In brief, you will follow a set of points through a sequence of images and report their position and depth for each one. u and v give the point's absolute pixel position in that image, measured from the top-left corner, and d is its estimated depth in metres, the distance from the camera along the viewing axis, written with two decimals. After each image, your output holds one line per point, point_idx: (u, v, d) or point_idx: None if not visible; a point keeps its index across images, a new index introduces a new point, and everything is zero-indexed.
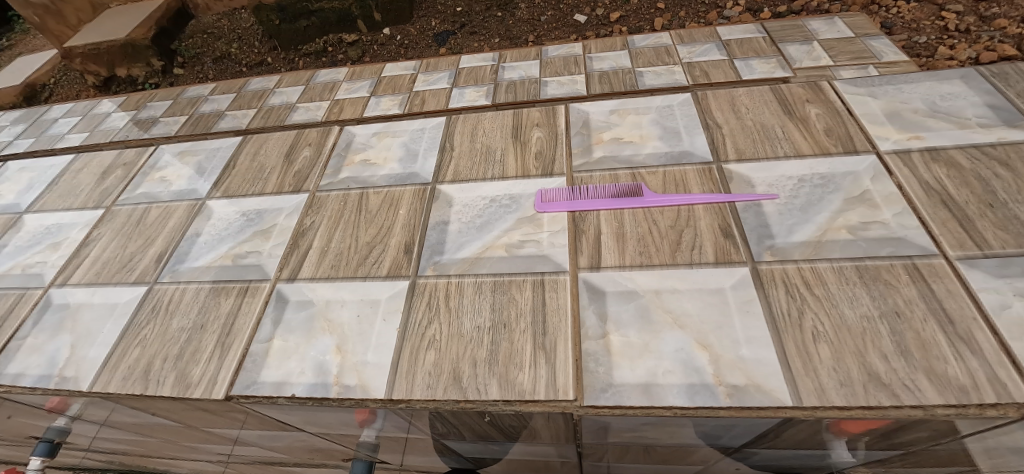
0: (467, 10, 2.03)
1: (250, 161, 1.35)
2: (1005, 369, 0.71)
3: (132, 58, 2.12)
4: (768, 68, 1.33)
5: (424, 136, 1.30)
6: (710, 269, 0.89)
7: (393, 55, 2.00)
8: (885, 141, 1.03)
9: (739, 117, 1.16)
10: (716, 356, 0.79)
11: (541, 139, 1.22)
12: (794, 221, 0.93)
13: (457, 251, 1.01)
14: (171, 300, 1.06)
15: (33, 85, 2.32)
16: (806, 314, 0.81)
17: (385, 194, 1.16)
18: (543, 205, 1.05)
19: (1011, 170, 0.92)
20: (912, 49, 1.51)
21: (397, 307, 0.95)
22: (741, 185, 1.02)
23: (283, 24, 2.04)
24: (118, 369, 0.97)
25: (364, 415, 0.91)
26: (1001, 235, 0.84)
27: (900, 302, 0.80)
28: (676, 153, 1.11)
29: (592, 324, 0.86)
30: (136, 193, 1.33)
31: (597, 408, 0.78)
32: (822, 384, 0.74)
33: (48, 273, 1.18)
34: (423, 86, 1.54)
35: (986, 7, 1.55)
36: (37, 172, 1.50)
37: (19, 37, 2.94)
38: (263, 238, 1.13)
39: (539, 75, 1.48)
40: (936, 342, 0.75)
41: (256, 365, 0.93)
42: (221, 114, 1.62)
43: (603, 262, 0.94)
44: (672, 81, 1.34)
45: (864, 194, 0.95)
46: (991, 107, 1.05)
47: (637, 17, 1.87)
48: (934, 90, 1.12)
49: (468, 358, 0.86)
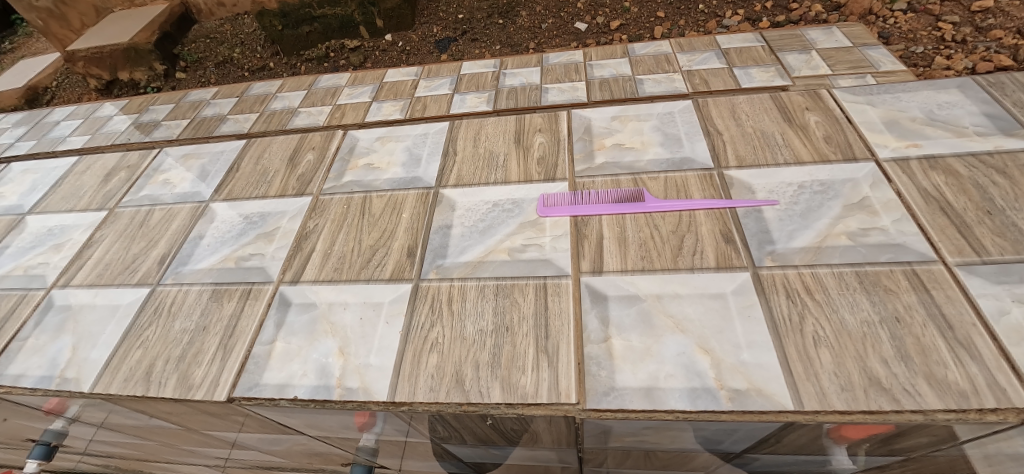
0: (468, 18, 2.04)
1: (253, 165, 1.35)
2: (1005, 375, 0.71)
3: (134, 62, 2.13)
4: (768, 76, 1.35)
5: (426, 141, 1.31)
6: (711, 274, 0.90)
7: (393, 61, 2.02)
8: (883, 149, 1.04)
9: (740, 124, 1.17)
10: (716, 360, 0.80)
11: (543, 145, 1.23)
12: (794, 227, 0.94)
13: (460, 255, 1.02)
14: (173, 302, 1.06)
15: (35, 88, 2.33)
16: (807, 319, 0.82)
17: (387, 198, 1.17)
18: (546, 210, 1.06)
19: (1009, 178, 0.94)
20: (910, 59, 1.53)
21: (400, 310, 0.95)
22: (741, 191, 1.03)
23: (286, 30, 2.08)
24: (118, 372, 0.97)
25: (363, 418, 0.91)
26: (999, 242, 0.85)
27: (900, 307, 0.81)
28: (677, 160, 1.11)
29: (594, 327, 0.87)
30: (139, 195, 1.34)
31: (598, 411, 0.78)
32: (823, 388, 0.75)
33: (50, 274, 1.18)
34: (424, 93, 1.55)
35: (981, 18, 1.57)
36: (41, 173, 1.51)
37: (22, 41, 2.95)
38: (266, 241, 1.13)
39: (540, 82, 1.50)
40: (936, 347, 0.76)
41: (258, 367, 0.93)
42: (223, 118, 1.63)
43: (605, 267, 0.95)
44: (673, 89, 1.35)
45: (864, 200, 0.96)
46: (988, 116, 1.06)
47: (637, 25, 1.90)
48: (932, 99, 1.13)
49: (470, 361, 0.87)
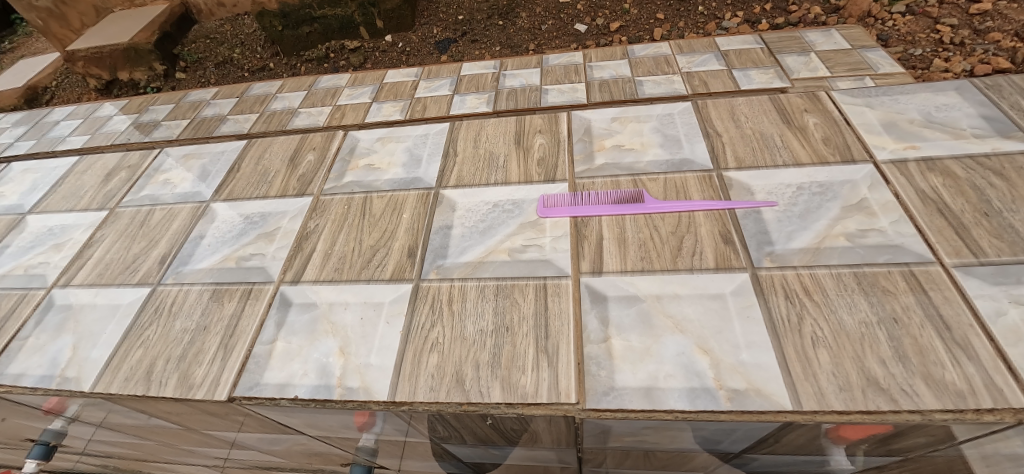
0: (468, 19, 2.05)
1: (253, 165, 1.36)
2: (1002, 375, 0.72)
3: (134, 62, 2.13)
4: (767, 78, 1.35)
5: (426, 142, 1.31)
6: (711, 275, 0.90)
7: (394, 61, 2.03)
8: (881, 151, 1.04)
9: (739, 126, 1.18)
10: (716, 360, 0.80)
11: (543, 146, 1.23)
12: (793, 228, 0.95)
13: (460, 255, 1.02)
14: (174, 302, 1.06)
15: (35, 88, 2.34)
16: (805, 319, 0.83)
17: (388, 198, 1.17)
18: (546, 210, 1.06)
19: (1006, 180, 0.94)
20: (908, 61, 1.54)
21: (400, 310, 0.96)
22: (741, 192, 1.03)
23: (286, 30, 2.08)
24: (119, 371, 0.97)
25: (363, 418, 0.92)
26: (996, 244, 0.86)
27: (897, 308, 0.81)
28: (677, 161, 1.12)
29: (594, 327, 0.87)
30: (140, 194, 1.34)
31: (598, 411, 0.79)
32: (821, 389, 0.75)
33: (51, 273, 1.18)
34: (424, 93, 1.55)
35: (979, 20, 1.58)
36: (42, 173, 1.51)
37: (22, 40, 2.95)
38: (266, 241, 1.14)
39: (540, 83, 1.50)
40: (933, 347, 0.76)
41: (259, 366, 0.93)
42: (223, 119, 1.63)
43: (604, 267, 0.95)
44: (672, 90, 1.36)
45: (862, 202, 0.96)
46: (985, 118, 1.07)
47: (636, 27, 1.90)
48: (930, 101, 1.14)
49: (470, 361, 0.87)
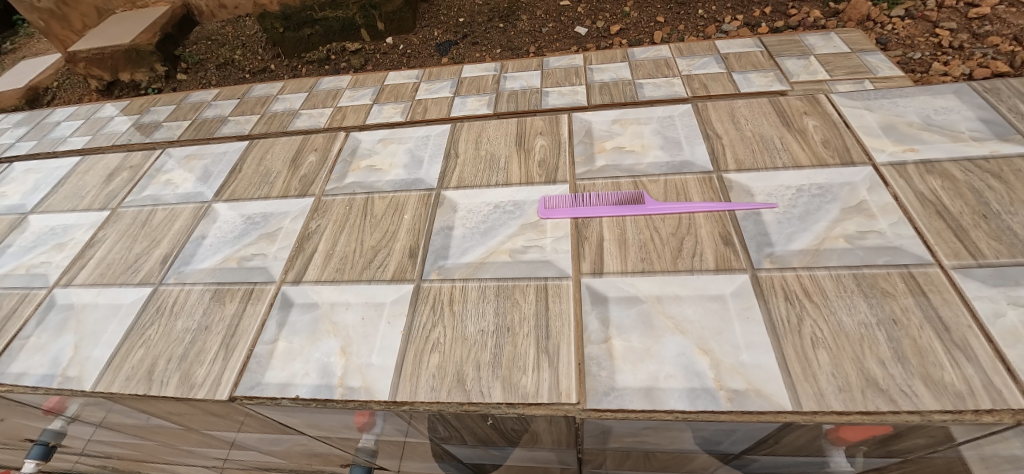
0: (469, 22, 2.06)
1: (255, 166, 1.36)
2: (1001, 376, 0.72)
3: (136, 63, 2.14)
4: (766, 81, 1.36)
5: (428, 143, 1.32)
6: (711, 276, 0.91)
7: (395, 63, 2.04)
8: (880, 153, 1.05)
9: (739, 128, 1.18)
10: (716, 360, 0.81)
11: (544, 147, 1.24)
12: (793, 229, 0.95)
13: (462, 256, 1.02)
14: (176, 301, 1.06)
15: (36, 89, 2.34)
16: (805, 320, 0.83)
17: (390, 199, 1.18)
18: (546, 211, 1.07)
19: (1004, 183, 0.95)
20: (907, 65, 1.55)
21: (402, 311, 0.96)
22: (740, 194, 1.04)
23: (288, 32, 2.09)
24: (121, 370, 0.97)
25: (364, 418, 0.92)
26: (995, 246, 0.86)
27: (896, 310, 0.82)
28: (677, 163, 1.13)
29: (595, 328, 0.88)
30: (141, 195, 1.35)
31: (599, 411, 0.79)
32: (821, 389, 0.76)
33: (53, 273, 1.19)
34: (424, 95, 1.56)
35: (978, 24, 1.59)
36: (44, 173, 1.52)
37: (24, 41, 2.96)
38: (268, 241, 1.14)
39: (540, 86, 1.51)
40: (932, 349, 0.77)
41: (260, 366, 0.94)
42: (225, 120, 1.63)
43: (605, 268, 0.95)
44: (672, 93, 1.37)
45: (862, 204, 0.97)
46: (983, 121, 1.08)
47: (637, 30, 1.91)
48: (929, 104, 1.15)
49: (471, 361, 0.87)
